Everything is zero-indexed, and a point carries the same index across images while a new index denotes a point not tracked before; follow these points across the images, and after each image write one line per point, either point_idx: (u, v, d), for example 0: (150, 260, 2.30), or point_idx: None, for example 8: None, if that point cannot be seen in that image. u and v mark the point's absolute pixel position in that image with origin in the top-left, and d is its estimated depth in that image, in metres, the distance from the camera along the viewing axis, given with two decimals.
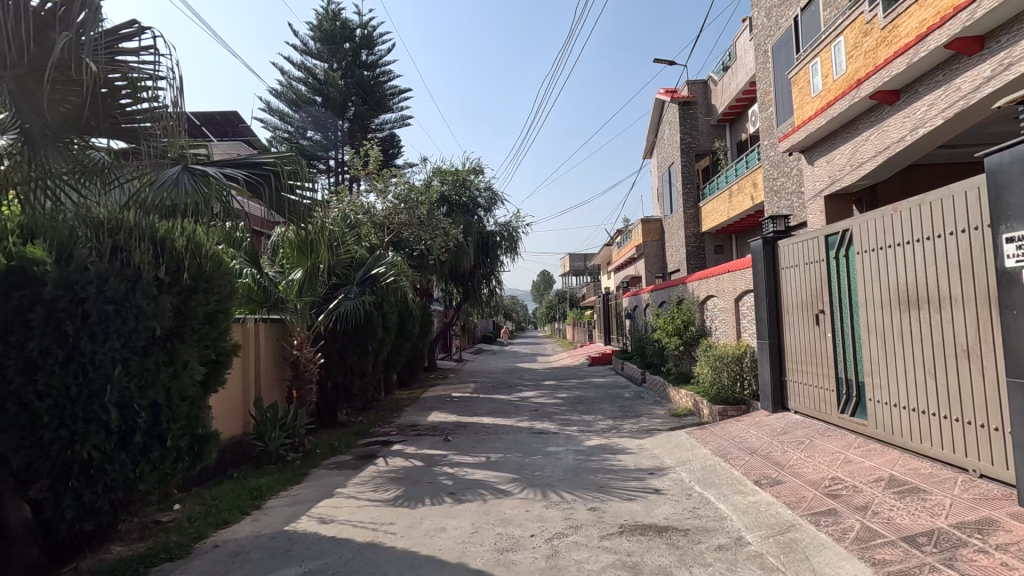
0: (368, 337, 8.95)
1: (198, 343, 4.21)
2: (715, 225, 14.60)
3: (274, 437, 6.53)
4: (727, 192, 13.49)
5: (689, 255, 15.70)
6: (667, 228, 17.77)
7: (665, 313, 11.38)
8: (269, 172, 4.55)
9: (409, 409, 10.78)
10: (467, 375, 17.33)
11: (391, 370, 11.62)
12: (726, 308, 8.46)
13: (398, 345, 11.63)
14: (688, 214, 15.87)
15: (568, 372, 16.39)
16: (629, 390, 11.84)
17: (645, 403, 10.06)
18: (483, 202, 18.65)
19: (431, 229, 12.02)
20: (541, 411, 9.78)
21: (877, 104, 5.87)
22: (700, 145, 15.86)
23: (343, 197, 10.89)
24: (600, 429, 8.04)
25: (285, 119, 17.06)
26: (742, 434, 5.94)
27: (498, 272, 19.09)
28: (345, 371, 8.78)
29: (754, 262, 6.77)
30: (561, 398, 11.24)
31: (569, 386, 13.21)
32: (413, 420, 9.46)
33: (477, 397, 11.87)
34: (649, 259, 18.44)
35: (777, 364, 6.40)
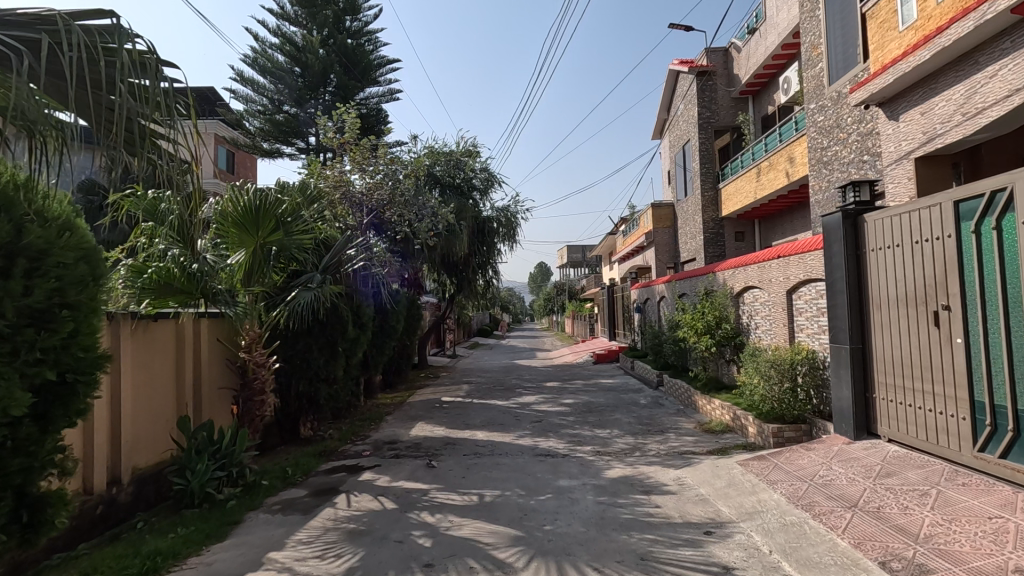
0: (337, 336, 7.40)
1: (15, 360, 2.64)
2: (739, 208, 13.00)
3: (200, 470, 4.94)
4: (755, 170, 11.91)
5: (707, 242, 14.14)
6: (680, 213, 16.20)
7: (687, 306, 9.84)
8: (46, 35, 2.72)
9: (390, 418, 9.22)
10: (461, 373, 15.84)
11: (371, 372, 10.10)
12: (773, 301, 6.89)
13: (379, 344, 10.10)
14: (707, 197, 14.30)
15: (571, 372, 14.88)
16: (644, 396, 10.31)
17: (668, 413, 8.54)
18: (478, 184, 17.09)
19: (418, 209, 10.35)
20: (545, 424, 8.24)
21: (1012, 26, 4.30)
22: (720, 120, 14.26)
23: (314, 170, 9.28)
24: (621, 452, 6.50)
25: (259, 90, 15.38)
26: (823, 471, 4.40)
27: (495, 262, 17.54)
28: (308, 377, 7.25)
29: (827, 242, 5.22)
30: (568, 405, 9.72)
31: (575, 389, 11.70)
32: (393, 435, 7.90)
33: (470, 403, 10.33)
34: (660, 248, 16.90)
35: (861, 377, 4.89)
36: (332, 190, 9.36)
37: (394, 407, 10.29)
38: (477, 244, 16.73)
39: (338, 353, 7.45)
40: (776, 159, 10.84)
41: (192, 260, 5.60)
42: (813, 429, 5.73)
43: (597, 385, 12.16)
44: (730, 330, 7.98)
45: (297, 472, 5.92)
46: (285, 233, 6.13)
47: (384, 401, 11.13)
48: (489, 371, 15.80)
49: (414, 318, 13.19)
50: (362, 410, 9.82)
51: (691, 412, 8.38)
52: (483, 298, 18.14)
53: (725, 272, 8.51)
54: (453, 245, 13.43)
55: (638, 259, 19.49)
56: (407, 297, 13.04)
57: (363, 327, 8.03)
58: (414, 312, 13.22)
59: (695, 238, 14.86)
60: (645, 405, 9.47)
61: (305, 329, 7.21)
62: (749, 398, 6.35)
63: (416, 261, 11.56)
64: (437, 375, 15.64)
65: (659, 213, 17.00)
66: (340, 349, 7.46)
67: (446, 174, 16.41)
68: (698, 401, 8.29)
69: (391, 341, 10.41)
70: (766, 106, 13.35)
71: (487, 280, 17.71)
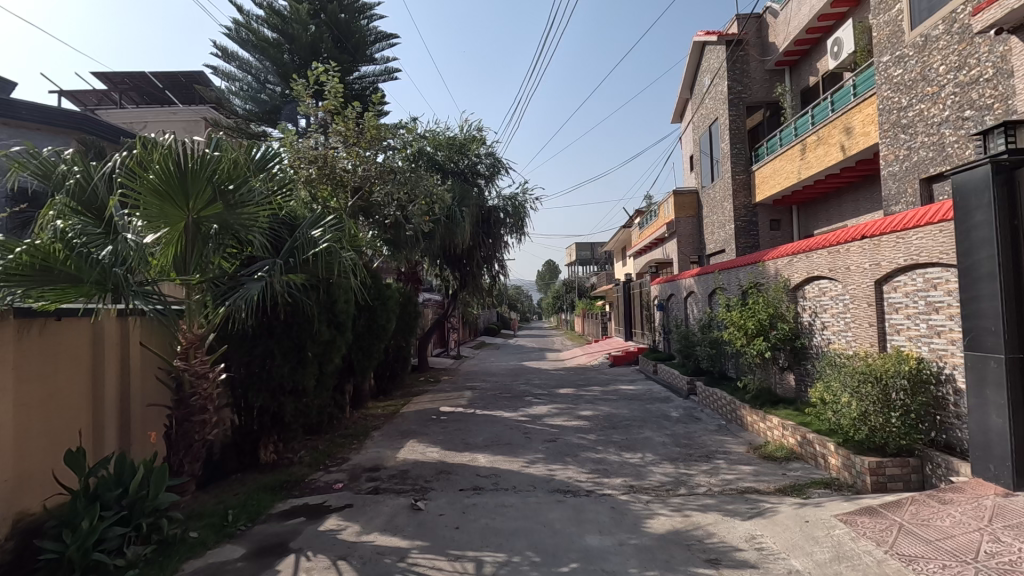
0: (306, 339, 6.06)
1: None
2: (776, 193, 11.54)
3: (87, 530, 3.50)
4: (798, 146, 10.39)
5: (738, 232, 12.64)
6: (706, 201, 14.71)
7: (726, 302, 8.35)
8: None
9: (377, 434, 7.81)
10: (464, 377, 14.47)
11: (358, 379, 8.72)
12: (853, 295, 5.41)
13: (366, 347, 8.71)
14: (738, 181, 12.79)
15: (586, 376, 13.44)
16: (675, 407, 8.85)
17: (709, 432, 7.08)
18: (483, 170, 15.68)
19: (411, 188, 8.88)
20: (561, 444, 6.80)
21: None
22: (752, 95, 12.73)
23: (285, 146, 7.87)
24: (662, 488, 5.05)
25: (243, 67, 14.08)
26: (990, 546, 2.92)
27: (502, 256, 16.13)
28: (269, 389, 5.90)
29: (963, 211, 3.74)
30: (587, 419, 8.29)
31: (593, 397, 10.26)
32: (376, 459, 6.49)
33: (472, 416, 8.91)
34: (683, 240, 15.41)
35: (1021, 402, 3.44)
36: (307, 169, 7.94)
37: (384, 419, 8.89)
38: (482, 235, 15.33)
39: (307, 360, 6.10)
40: (827, 132, 9.32)
41: (104, 244, 4.20)
42: (927, 466, 4.26)
43: (617, 392, 10.71)
44: (788, 330, 6.51)
45: (241, 518, 4.53)
46: (227, 206, 4.72)
47: (375, 411, 9.74)
48: (495, 375, 14.39)
49: (410, 316, 11.81)
50: (346, 424, 8.43)
51: (738, 430, 6.91)
52: (489, 295, 16.76)
53: (778, 261, 7.04)
54: (452, 234, 12.03)
55: (657, 253, 18.00)
56: (402, 293, 11.67)
57: (341, 327, 6.66)
58: (411, 309, 11.83)
59: (723, 227, 13.37)
60: (678, 419, 8.00)
61: (263, 330, 5.88)
62: (830, 420, 4.88)
63: (412, 250, 10.17)
64: (438, 378, 14.28)
65: (682, 201, 15.51)
66: (310, 355, 6.12)
67: (449, 158, 15.04)
68: (747, 417, 6.83)
69: (382, 344, 9.02)
70: (807, 78, 11.80)
71: (492, 274, 16.30)
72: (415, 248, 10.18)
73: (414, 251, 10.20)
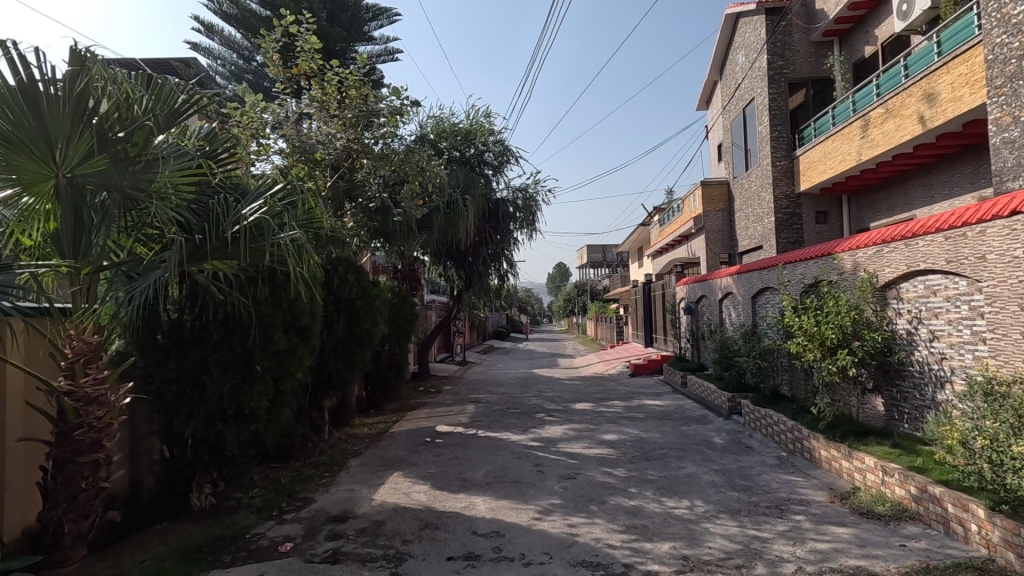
0: (253, 348, 4.70)
1: None
2: (822, 181, 10.10)
3: None
4: (857, 122, 8.82)
5: (779, 225, 11.13)
6: (739, 192, 13.20)
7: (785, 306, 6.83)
8: None
9: (356, 463, 6.40)
10: (469, 386, 13.06)
11: (340, 393, 7.34)
12: (992, 295, 3.94)
13: (346, 355, 7.30)
14: (778, 168, 11.25)
15: (604, 388, 11.98)
16: (717, 432, 7.36)
17: (769, 468, 5.60)
18: (491, 159, 14.28)
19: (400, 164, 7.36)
20: (582, 485, 5.35)
21: None
22: (795, 70, 11.21)
23: (243, 117, 6.51)
24: (730, 564, 3.58)
25: (229, 44, 12.85)
26: None
27: (511, 253, 14.70)
28: (204, 413, 4.55)
29: None
30: (612, 446, 6.83)
31: (615, 415, 8.79)
32: (346, 502, 5.08)
33: (473, 439, 7.48)
34: (712, 237, 13.90)
35: None
36: (271, 146, 6.57)
37: (369, 442, 7.49)
38: (489, 230, 13.95)
39: (254, 375, 4.74)
40: (898, 103, 7.82)
41: None
42: None
43: (643, 410, 9.24)
44: (877, 340, 5.00)
45: None
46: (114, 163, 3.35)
47: (360, 430, 8.35)
48: (502, 384, 12.96)
49: (409, 318, 10.50)
50: (322, 448, 7.04)
51: (809, 468, 5.44)
52: (496, 296, 15.35)
53: (858, 252, 5.55)
54: (452, 225, 10.66)
55: (680, 251, 16.49)
56: (395, 291, 10.32)
57: (303, 332, 5.31)
58: (409, 310, 10.50)
59: (760, 220, 11.85)
60: (724, 449, 6.51)
61: (199, 337, 4.53)
62: (978, 474, 3.38)
63: (407, 242, 8.81)
64: (440, 388, 12.89)
65: (710, 194, 14.00)
66: (259, 369, 4.77)
67: (454, 147, 13.71)
68: (821, 453, 5.34)
69: (368, 351, 7.64)
70: (860, 48, 10.26)
71: (500, 274, 14.90)
72: (411, 240, 8.82)
73: (409, 243, 8.84)
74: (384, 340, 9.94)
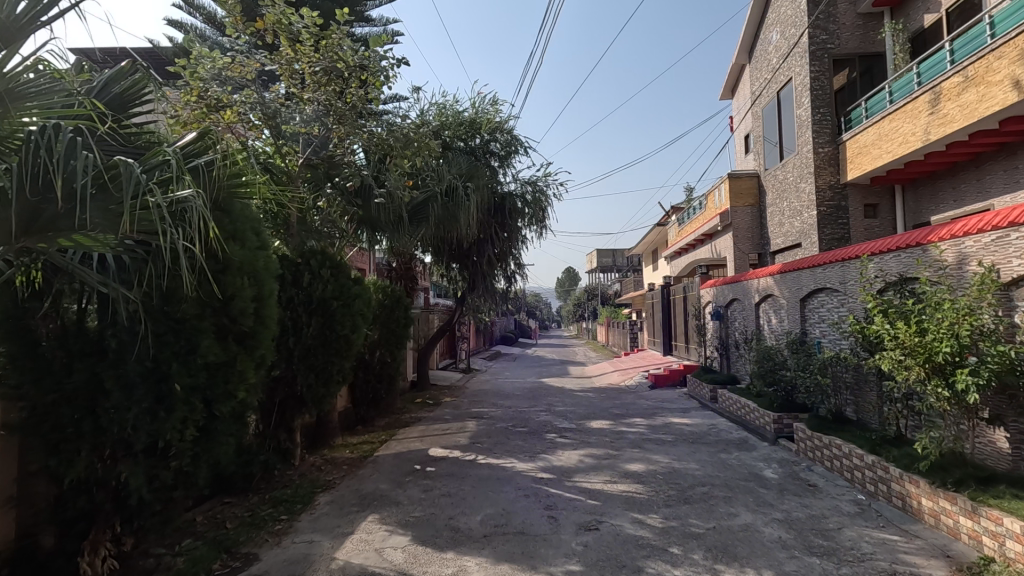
0: (169, 361, 3.49)
1: None
2: (877, 168, 8.77)
3: None
4: (927, 96, 7.49)
5: (822, 220, 9.85)
6: (771, 185, 11.91)
7: (863, 311, 5.50)
8: None
9: (325, 501, 5.20)
10: (471, 398, 11.86)
11: (316, 413, 6.13)
12: None
13: (320, 368, 6.07)
14: (820, 155, 9.93)
15: (622, 401, 10.72)
16: (766, 463, 6.06)
17: (850, 519, 4.33)
18: (498, 149, 13.10)
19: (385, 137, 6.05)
20: (608, 540, 4.11)
21: None
22: (840, 46, 9.96)
23: (192, 78, 5.27)
24: None
25: (213, 22, 11.79)
26: None
27: (519, 252, 13.48)
28: (98, 450, 3.34)
29: None
30: (641, 481, 5.55)
31: (638, 437, 7.55)
32: (298, 562, 3.87)
33: (471, 467, 6.23)
34: (740, 235, 12.60)
35: None
36: (228, 113, 5.32)
37: (345, 470, 6.26)
38: (494, 226, 12.74)
39: (172, 397, 3.53)
40: (983, 68, 6.54)
41: None
42: None
43: (670, 431, 7.95)
44: (1007, 357, 3.63)
45: None
46: None
47: (341, 452, 7.16)
48: (509, 396, 11.71)
49: (404, 323, 9.28)
50: (286, 480, 5.83)
51: (905, 523, 4.13)
52: (503, 299, 14.13)
53: (968, 238, 4.26)
54: (449, 214, 9.47)
55: (703, 251, 15.21)
56: (386, 292, 9.08)
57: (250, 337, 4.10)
58: (401, 316, 9.24)
59: (799, 215, 10.55)
60: (783, 488, 5.20)
61: (91, 345, 3.36)
62: None
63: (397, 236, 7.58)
64: (439, 400, 11.68)
65: (738, 187, 12.71)
66: (178, 390, 3.54)
67: (457, 137, 12.55)
68: (924, 503, 4.07)
69: (350, 361, 6.41)
70: (919, 17, 9.00)
71: (506, 275, 13.68)
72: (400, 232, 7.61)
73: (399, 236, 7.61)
74: (373, 346, 8.75)
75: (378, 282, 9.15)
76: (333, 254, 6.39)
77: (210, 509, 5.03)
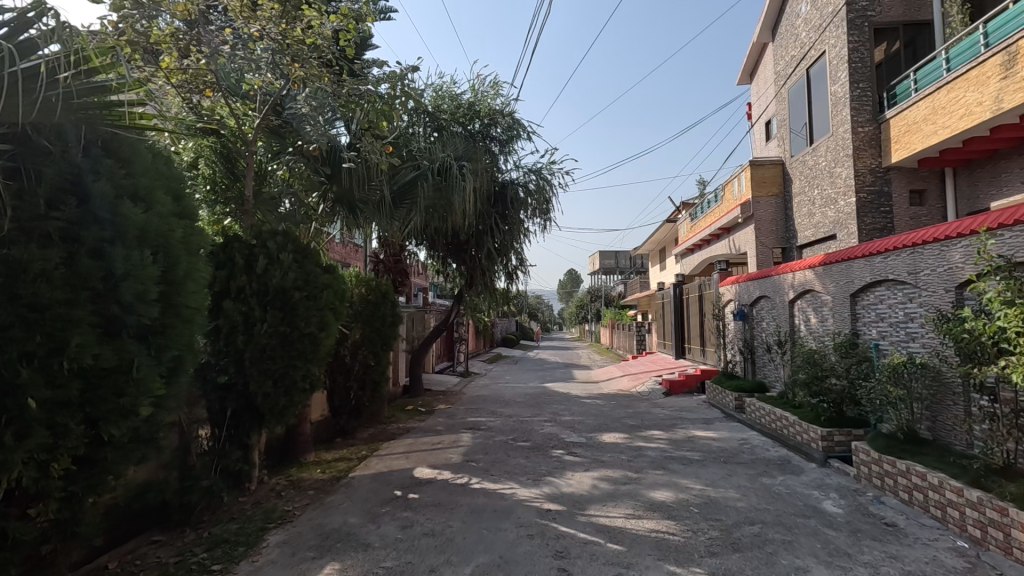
0: (16, 369, 2.39)
1: None
2: (929, 147, 7.71)
3: None
4: (1001, 57, 6.38)
5: (862, 208, 8.79)
6: (798, 173, 10.85)
7: (964, 308, 4.35)
8: None
9: (275, 541, 4.13)
10: (467, 404, 10.78)
11: (275, 427, 5.06)
12: None
13: (281, 375, 4.97)
14: (859, 135, 8.86)
15: (635, 410, 9.63)
16: (823, 492, 4.97)
17: None
18: (499, 134, 12.06)
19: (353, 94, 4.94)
20: None
21: None
22: (883, 12, 8.91)
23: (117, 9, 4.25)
24: None
25: None
26: None
27: (521, 246, 12.41)
28: None
29: None
30: (672, 515, 4.47)
31: (660, 455, 6.46)
32: None
33: (462, 494, 5.15)
34: (763, 228, 11.52)
35: None
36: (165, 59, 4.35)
37: (311, 497, 5.19)
38: (494, 217, 11.68)
39: (22, 419, 2.44)
40: None
41: None
42: None
43: (697, 447, 6.86)
44: None
45: None
46: None
47: (312, 471, 6.08)
48: (510, 403, 10.63)
49: (393, 322, 8.18)
50: (236, 512, 4.76)
51: None
52: (504, 297, 13.06)
53: None
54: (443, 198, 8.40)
55: (719, 247, 14.13)
56: (371, 286, 8.01)
57: (157, 331, 3.01)
58: (390, 314, 8.13)
59: (833, 203, 9.47)
60: (855, 529, 4.10)
61: None
62: None
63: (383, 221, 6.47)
64: (432, 407, 10.60)
65: (760, 176, 11.65)
66: (33, 410, 2.46)
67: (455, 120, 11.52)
68: None
69: (320, 365, 5.36)
70: None
71: (508, 271, 12.60)
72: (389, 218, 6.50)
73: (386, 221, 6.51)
74: (355, 347, 7.68)
75: (361, 274, 8.09)
76: (298, 235, 5.32)
77: (127, 553, 3.95)
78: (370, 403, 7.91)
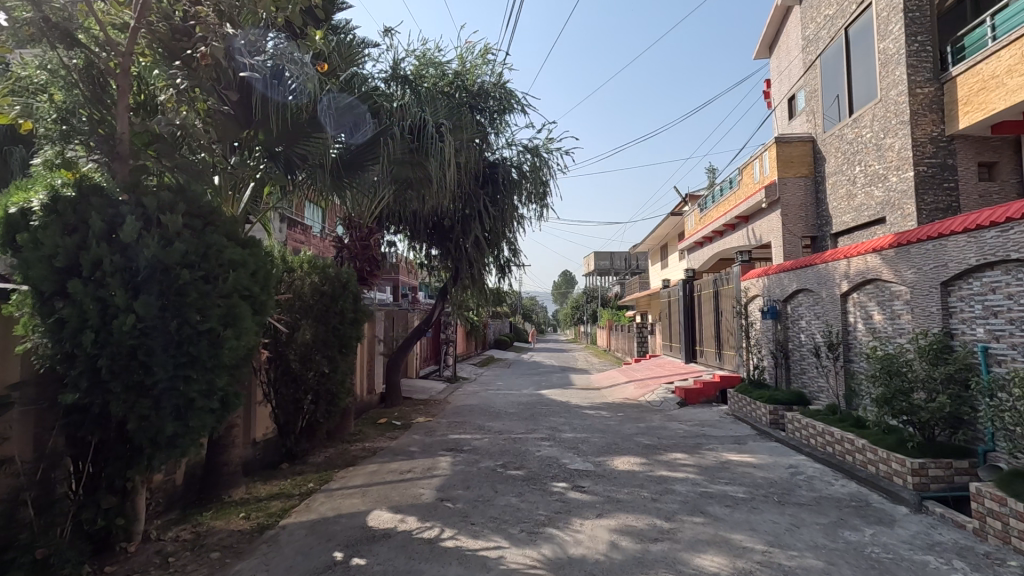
0: None
1: None
2: (1010, 106, 6.24)
3: None
4: None
5: (921, 185, 7.37)
6: (834, 150, 9.42)
7: None
8: None
9: None
10: (451, 417, 9.26)
11: (162, 467, 3.52)
12: None
13: (165, 391, 3.41)
14: (917, 98, 7.42)
15: (648, 426, 8.13)
16: (941, 558, 3.48)
17: None
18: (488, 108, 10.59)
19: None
20: None
21: None
22: None
23: None
24: None
25: None
26: None
27: (514, 236, 10.91)
28: None
29: None
30: None
31: (694, 492, 4.98)
32: None
33: (428, 560, 3.63)
34: (791, 214, 10.09)
35: None
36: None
37: (212, 565, 3.64)
38: (483, 200, 10.15)
39: None
40: None
41: None
42: None
43: (737, 478, 5.37)
44: None
45: None
46: None
47: (234, 516, 4.55)
48: (501, 416, 9.13)
49: (350, 318, 6.56)
50: None
51: None
52: (496, 295, 11.55)
53: None
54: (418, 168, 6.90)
55: (736, 238, 12.69)
56: (327, 276, 6.44)
57: None
58: (342, 306, 6.43)
59: (882, 181, 8.05)
60: None
61: None
62: None
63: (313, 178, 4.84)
64: (410, 421, 9.06)
65: (787, 155, 10.22)
66: None
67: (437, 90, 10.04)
68: None
69: (230, 377, 3.81)
70: None
71: (499, 265, 11.12)
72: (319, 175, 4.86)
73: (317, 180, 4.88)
74: (306, 352, 6.11)
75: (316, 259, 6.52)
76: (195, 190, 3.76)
77: None
78: (327, 420, 6.41)
